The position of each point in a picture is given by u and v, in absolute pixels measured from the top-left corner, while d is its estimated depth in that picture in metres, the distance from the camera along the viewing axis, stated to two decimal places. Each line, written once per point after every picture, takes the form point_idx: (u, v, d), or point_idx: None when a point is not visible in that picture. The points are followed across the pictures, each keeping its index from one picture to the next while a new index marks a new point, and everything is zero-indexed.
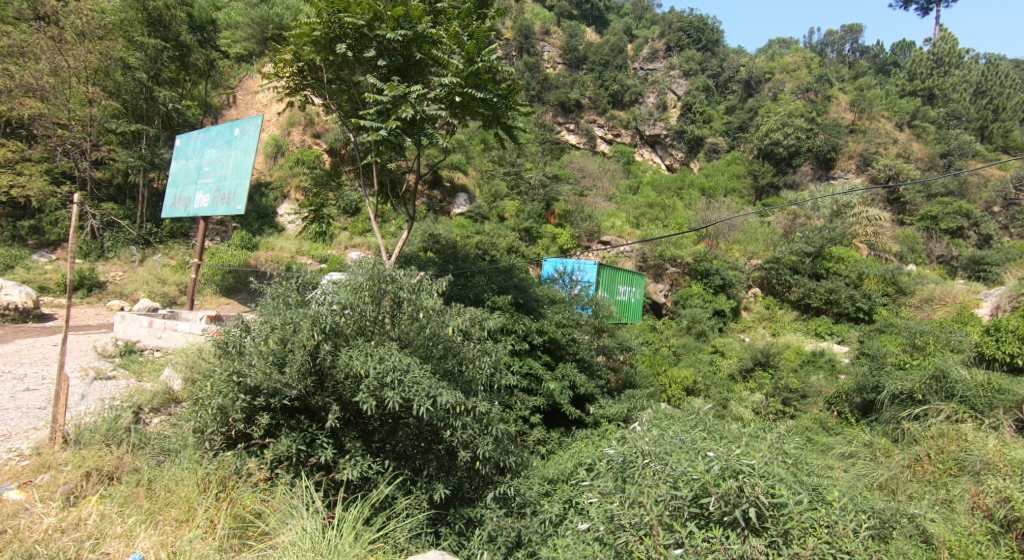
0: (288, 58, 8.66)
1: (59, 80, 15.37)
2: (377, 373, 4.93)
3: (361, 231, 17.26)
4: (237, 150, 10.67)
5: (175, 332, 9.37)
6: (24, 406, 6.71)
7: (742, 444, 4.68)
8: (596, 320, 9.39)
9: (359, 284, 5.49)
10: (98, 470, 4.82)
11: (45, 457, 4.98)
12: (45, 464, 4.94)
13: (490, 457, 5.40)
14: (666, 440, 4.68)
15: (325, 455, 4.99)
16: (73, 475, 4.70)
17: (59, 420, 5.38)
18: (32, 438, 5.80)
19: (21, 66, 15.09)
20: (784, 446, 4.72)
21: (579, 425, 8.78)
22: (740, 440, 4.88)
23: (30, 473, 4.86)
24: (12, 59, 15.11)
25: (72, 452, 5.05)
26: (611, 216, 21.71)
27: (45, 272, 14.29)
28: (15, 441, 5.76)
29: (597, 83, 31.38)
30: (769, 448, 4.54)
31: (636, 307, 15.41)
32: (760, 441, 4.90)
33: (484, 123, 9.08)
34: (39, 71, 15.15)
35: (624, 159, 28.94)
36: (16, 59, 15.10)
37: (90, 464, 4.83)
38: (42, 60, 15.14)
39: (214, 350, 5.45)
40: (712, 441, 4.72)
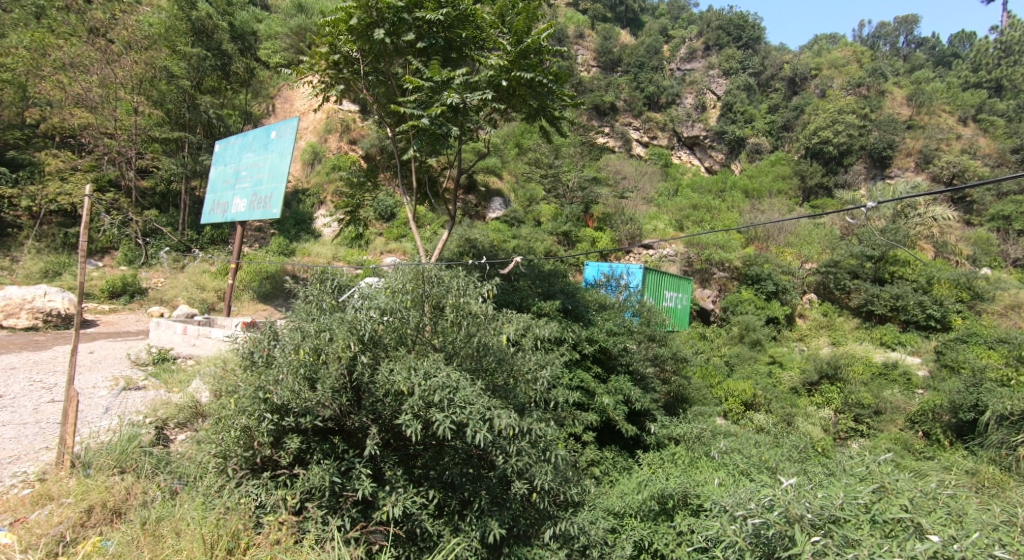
0: (323, 51, 8.12)
1: (107, 92, 15.47)
2: (422, 392, 4.46)
3: (395, 236, 16.83)
4: (273, 153, 10.29)
5: (208, 339, 9.09)
6: (43, 422, 6.54)
7: (886, 487, 4.10)
8: (646, 327, 8.92)
9: (401, 284, 5.04)
10: (103, 504, 4.55)
11: (47, 487, 4.73)
12: (45, 496, 4.67)
13: (548, 488, 4.84)
14: (807, 491, 3.96)
15: (363, 488, 4.50)
16: (74, 510, 4.42)
17: (66, 442, 5.18)
18: (39, 461, 5.61)
19: (71, 78, 15.22)
20: (936, 492, 4.11)
21: (634, 444, 8.08)
22: (868, 478, 4.33)
23: (28, 507, 4.59)
24: (64, 71, 15.29)
25: (77, 481, 4.80)
26: (652, 218, 20.90)
27: (91, 279, 14.27)
28: (20, 465, 5.54)
29: (633, 85, 30.48)
30: (940, 509, 3.87)
31: (683, 314, 14.50)
32: (888, 473, 4.37)
33: (528, 116, 8.39)
34: (89, 83, 15.27)
35: (662, 161, 28.03)
36: (67, 71, 15.29)
37: (93, 498, 4.54)
38: (92, 72, 15.34)
39: (241, 362, 5.06)
40: (845, 486, 4.13)
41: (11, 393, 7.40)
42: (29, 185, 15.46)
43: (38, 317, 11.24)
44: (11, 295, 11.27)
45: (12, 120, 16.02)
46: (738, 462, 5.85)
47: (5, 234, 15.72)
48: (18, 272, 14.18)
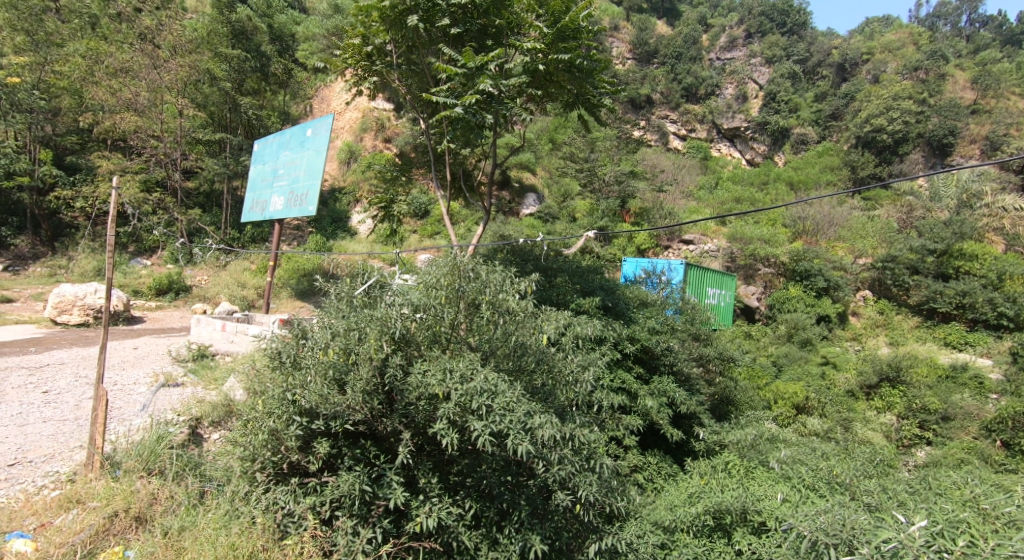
0: (356, 42, 8.02)
1: (155, 96, 15.53)
2: (460, 397, 4.28)
3: (430, 233, 16.69)
4: (310, 150, 10.18)
5: (246, 335, 8.98)
6: (81, 419, 6.53)
7: None
8: (690, 325, 8.54)
9: (435, 279, 4.76)
10: (126, 509, 4.60)
11: (75, 489, 4.81)
12: (72, 499, 4.76)
13: (594, 501, 4.61)
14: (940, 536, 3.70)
15: (397, 498, 4.33)
16: (97, 517, 4.50)
17: (96, 442, 5.08)
18: (72, 460, 5.59)
19: (122, 84, 15.47)
20: None
21: (677, 450, 7.75)
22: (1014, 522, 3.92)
23: (53, 511, 4.68)
24: (114, 77, 15.70)
25: (105, 483, 4.85)
26: (693, 212, 20.22)
27: (140, 276, 14.59)
28: (53, 464, 5.52)
29: (670, 77, 29.79)
30: None
31: (726, 311, 13.91)
32: None
33: (566, 105, 8.10)
34: (138, 88, 15.44)
35: (701, 154, 27.21)
36: (117, 76, 15.59)
37: (118, 503, 4.60)
38: (142, 77, 15.46)
39: (269, 362, 4.89)
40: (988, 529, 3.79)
41: (55, 389, 7.45)
42: (83, 186, 16.01)
43: (88, 314, 11.42)
44: (64, 291, 11.41)
45: (69, 125, 16.46)
46: (801, 475, 5.52)
47: (66, 234, 16.65)
48: (73, 271, 14.77)
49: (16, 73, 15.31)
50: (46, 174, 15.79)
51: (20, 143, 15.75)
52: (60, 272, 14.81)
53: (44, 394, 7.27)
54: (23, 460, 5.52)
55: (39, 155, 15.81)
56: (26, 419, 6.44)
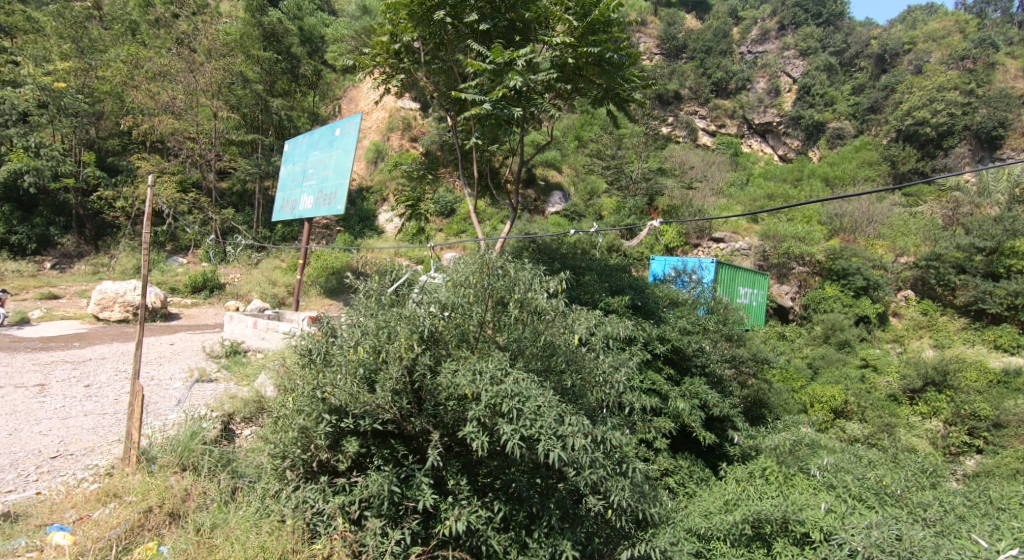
0: (384, 40, 8.05)
1: (189, 99, 16.09)
2: (490, 399, 4.25)
3: (456, 232, 16.68)
4: (339, 150, 10.22)
5: (277, 333, 8.99)
6: (121, 413, 6.72)
7: None
8: (723, 326, 8.32)
9: (462, 278, 4.79)
10: (160, 505, 4.63)
11: (112, 482, 4.88)
12: (110, 492, 4.83)
13: (625, 506, 4.52)
14: None
15: (425, 500, 4.33)
16: (133, 512, 4.51)
17: (132, 436, 5.16)
18: (110, 453, 5.72)
19: (160, 87, 16.17)
20: None
21: (708, 453, 7.60)
22: None
23: (92, 504, 4.73)
24: (152, 81, 16.26)
25: (141, 478, 4.92)
26: (724, 209, 19.79)
27: (177, 274, 14.88)
28: (92, 457, 5.67)
29: (699, 72, 29.50)
30: None
31: (759, 311, 13.59)
32: None
33: (595, 100, 8.04)
34: (174, 92, 16.05)
35: (731, 150, 26.70)
36: (155, 80, 16.22)
37: (152, 499, 4.63)
38: (178, 81, 16.04)
39: (299, 359, 4.92)
40: None
41: (96, 384, 7.69)
42: (124, 186, 16.51)
43: (128, 310, 11.64)
44: (106, 289, 11.66)
45: (111, 129, 17.02)
46: (847, 484, 5.29)
47: (108, 234, 17.21)
48: (114, 269, 15.28)
49: (61, 79, 15.83)
50: (90, 176, 16.28)
51: (65, 146, 16.24)
52: (102, 270, 15.32)
53: (86, 388, 7.51)
54: (64, 452, 5.71)
55: (83, 158, 16.34)
56: (69, 412, 6.69)
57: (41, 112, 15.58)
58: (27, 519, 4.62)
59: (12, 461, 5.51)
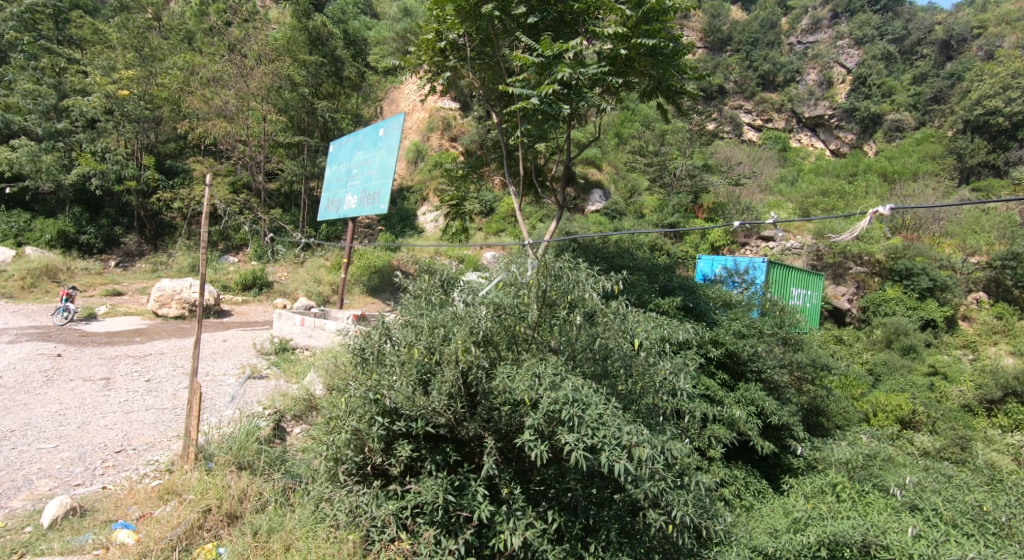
0: (430, 38, 7.98)
1: (241, 103, 16.42)
2: (549, 407, 4.21)
3: (495, 231, 16.57)
4: (382, 150, 10.22)
5: (324, 330, 9.02)
6: (179, 408, 6.86)
7: None
8: (780, 329, 7.95)
9: (519, 279, 4.88)
10: (219, 506, 4.69)
11: (172, 481, 4.95)
12: (170, 490, 4.90)
13: (687, 523, 4.45)
14: None
15: (481, 511, 4.30)
16: (192, 511, 4.58)
17: (190, 435, 5.23)
18: (169, 450, 5.82)
19: (213, 92, 16.66)
20: None
21: (761, 462, 7.38)
22: None
23: (154, 502, 4.82)
24: (207, 87, 16.80)
25: (200, 475, 4.98)
26: (774, 206, 19.04)
27: (228, 272, 15.23)
28: (153, 453, 5.79)
29: (745, 65, 28.80)
30: None
31: (813, 313, 13.06)
32: None
33: (643, 93, 7.90)
34: (227, 96, 16.47)
35: (779, 145, 25.84)
36: (210, 86, 16.76)
37: (211, 499, 4.70)
38: (230, 86, 16.47)
39: (351, 358, 4.95)
40: None
41: (156, 378, 7.89)
42: (181, 188, 17.13)
43: (183, 307, 11.93)
44: (164, 286, 12.00)
45: (169, 133, 17.60)
46: (934, 507, 5.45)
47: (166, 234, 17.91)
48: (172, 267, 15.83)
49: (125, 86, 16.39)
50: (150, 178, 16.93)
51: (127, 150, 16.88)
52: (161, 268, 15.91)
53: (147, 383, 7.70)
54: (127, 448, 5.85)
55: (144, 161, 17.02)
56: (131, 406, 6.86)
57: (107, 119, 16.31)
58: (94, 515, 4.75)
59: (79, 455, 5.68)
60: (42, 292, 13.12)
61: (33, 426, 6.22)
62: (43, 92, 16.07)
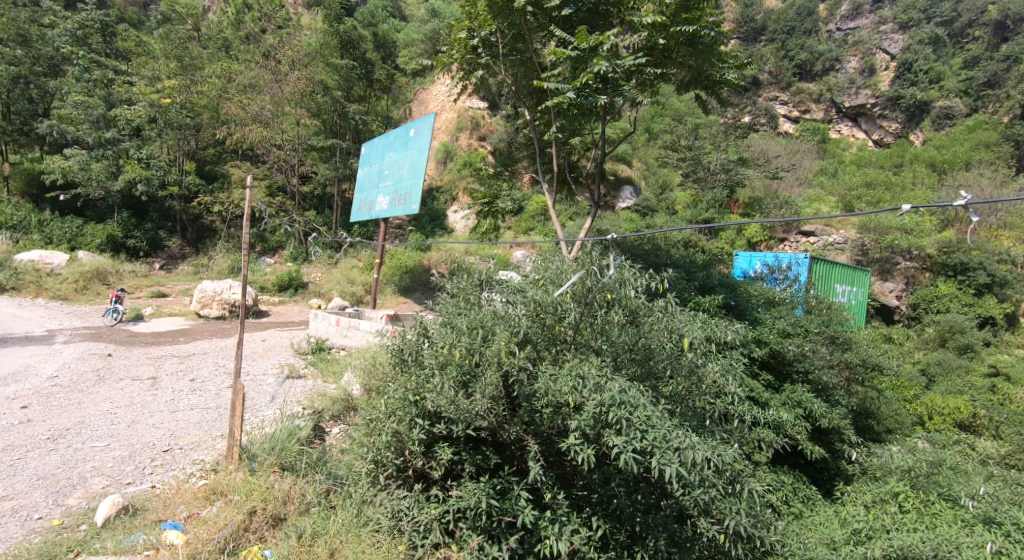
0: (462, 36, 7.88)
1: (277, 108, 16.65)
2: (596, 410, 4.13)
3: (524, 230, 16.45)
4: (413, 150, 10.15)
5: (359, 331, 9.06)
6: (223, 407, 6.90)
7: None
8: (826, 328, 7.58)
9: (557, 274, 4.78)
10: (264, 508, 4.68)
11: (218, 481, 4.95)
12: (216, 491, 4.90)
13: (740, 532, 4.34)
14: None
15: (525, 516, 4.26)
16: (238, 513, 4.57)
17: (234, 435, 5.23)
18: (215, 449, 5.83)
19: (249, 98, 16.65)
20: None
21: (808, 467, 7.15)
22: None
23: (201, 502, 4.81)
24: (243, 93, 16.86)
25: (244, 476, 4.98)
26: (815, 199, 18.41)
27: (265, 273, 15.44)
28: (199, 452, 5.80)
29: (780, 54, 28.13)
30: None
31: (859, 310, 12.56)
32: None
33: (679, 86, 7.80)
34: (262, 102, 16.56)
35: (818, 136, 25.09)
36: (246, 92, 16.83)
37: (256, 500, 4.69)
38: (265, 92, 16.61)
39: (391, 360, 4.96)
40: None
41: (200, 378, 7.98)
42: (220, 192, 17.46)
43: (223, 307, 12.06)
44: (205, 287, 12.19)
45: (209, 139, 17.90)
46: (1011, 521, 5.42)
47: (207, 236, 18.38)
48: (212, 268, 16.13)
49: (168, 95, 16.94)
50: (191, 184, 17.30)
51: (169, 155, 17.32)
52: (202, 270, 16.21)
53: (192, 382, 7.79)
54: (174, 447, 5.89)
55: (185, 167, 17.43)
56: (177, 405, 6.92)
57: (152, 127, 16.76)
58: (145, 514, 4.77)
59: (130, 454, 5.74)
60: (92, 295, 13.55)
61: (86, 424, 6.34)
62: (93, 103, 16.40)
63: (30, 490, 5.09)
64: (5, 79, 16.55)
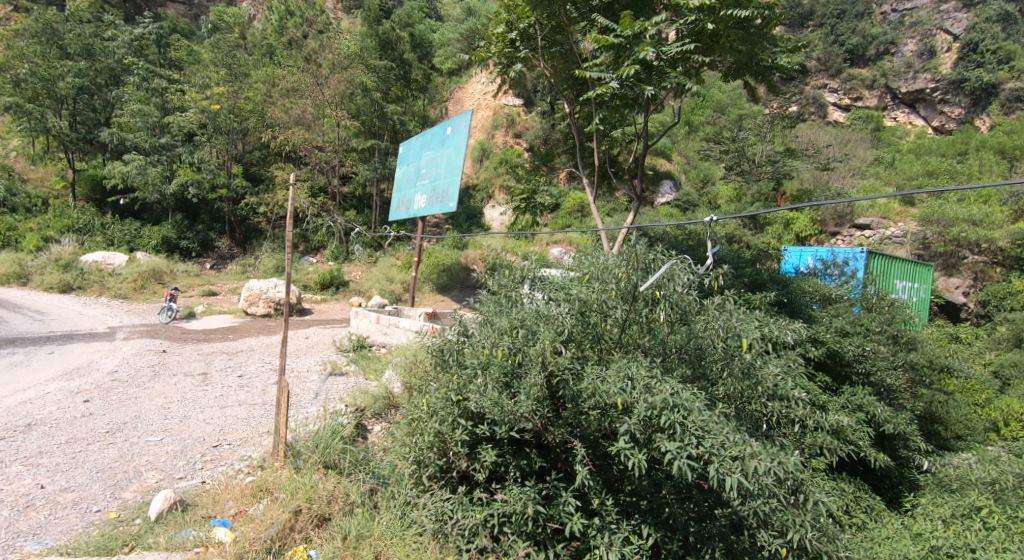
0: (500, 30, 7.63)
1: (318, 112, 16.61)
2: (648, 412, 3.84)
3: (561, 226, 16.10)
4: (450, 148, 9.94)
5: (398, 328, 8.89)
6: (269, 403, 6.83)
7: None
8: (889, 326, 7.06)
9: (602, 270, 4.44)
10: (309, 508, 4.50)
11: (263, 478, 4.82)
12: (262, 488, 4.77)
13: (803, 546, 4.02)
14: None
15: (573, 524, 4.03)
16: (283, 512, 4.40)
17: (281, 431, 5.11)
18: (262, 446, 5.72)
19: (292, 102, 16.75)
20: None
21: (873, 477, 6.60)
22: None
23: (247, 499, 4.70)
24: (288, 97, 16.92)
25: (290, 474, 4.84)
26: (870, 191, 17.53)
27: (308, 272, 15.52)
28: (246, 449, 5.70)
29: (829, 40, 27.23)
30: None
31: (922, 307, 11.81)
32: None
33: (726, 74, 7.44)
34: (304, 106, 16.59)
35: (872, 124, 24.00)
36: (290, 96, 16.85)
37: (301, 500, 4.51)
38: (307, 96, 16.54)
39: (432, 358, 4.75)
40: None
41: (248, 374, 7.96)
42: (266, 193, 17.63)
43: (268, 305, 12.12)
44: (252, 285, 12.27)
45: (255, 143, 18.06)
46: None
47: (254, 237, 18.69)
48: (259, 268, 16.35)
49: (216, 101, 17.00)
50: (239, 186, 17.51)
51: (218, 160, 17.44)
52: (249, 269, 16.45)
53: (240, 378, 7.77)
54: (222, 443, 5.80)
55: (233, 170, 17.52)
56: (226, 401, 6.89)
57: (202, 132, 17.11)
58: (195, 510, 4.66)
59: (182, 448, 5.68)
60: (150, 293, 13.82)
61: (142, 418, 6.32)
62: (148, 110, 17.03)
63: (90, 482, 5.06)
64: (70, 90, 17.05)
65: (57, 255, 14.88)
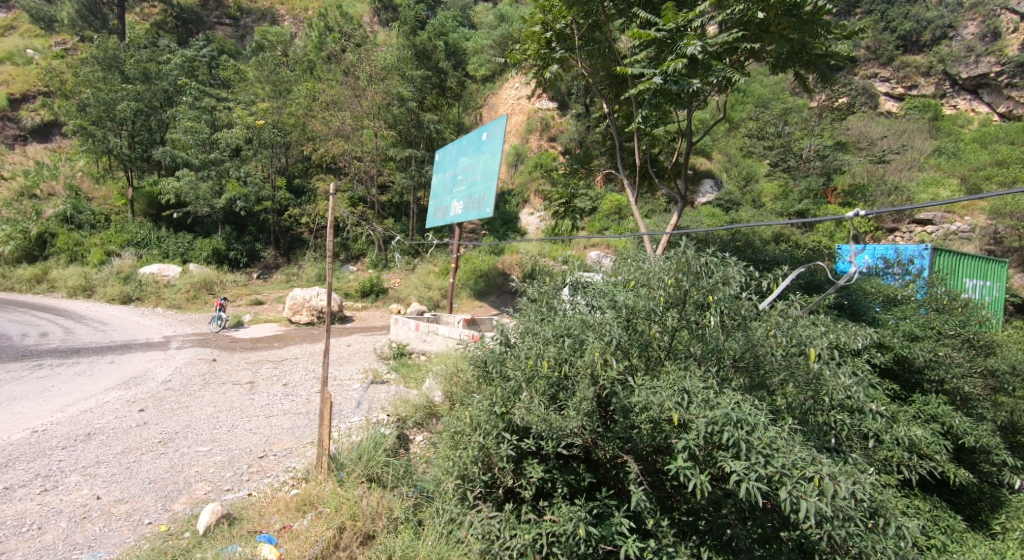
0: (535, 30, 7.37)
1: (356, 122, 16.68)
2: (709, 428, 3.52)
3: (598, 230, 15.70)
4: (485, 153, 9.70)
5: (439, 336, 8.67)
6: (313, 413, 6.68)
7: None
8: (963, 330, 6.43)
9: (648, 274, 4.02)
10: (354, 524, 4.24)
11: (308, 491, 4.59)
12: (307, 501, 4.54)
13: None
14: None
15: (630, 547, 3.72)
16: (327, 529, 4.17)
17: (324, 443, 4.91)
18: (306, 457, 5.56)
19: (332, 114, 16.88)
20: None
21: (958, 495, 5.99)
22: None
23: (292, 513, 4.48)
24: (328, 110, 17.00)
25: (334, 488, 4.61)
26: (931, 183, 16.53)
27: (349, 281, 15.54)
28: (290, 460, 5.54)
29: (880, 27, 26.02)
30: None
31: (996, 306, 10.94)
32: None
33: (776, 65, 6.99)
34: (342, 118, 16.70)
35: (929, 113, 22.76)
36: (330, 109, 16.94)
37: (345, 515, 4.27)
38: (346, 107, 16.76)
39: (476, 369, 4.52)
40: None
41: (292, 382, 7.85)
42: (308, 205, 17.85)
43: (310, 313, 12.10)
44: (296, 294, 12.29)
45: (299, 156, 18.25)
46: None
47: (299, 247, 18.86)
48: (302, 278, 16.48)
49: (261, 117, 17.31)
50: (283, 198, 17.76)
51: (264, 173, 17.69)
52: (293, 279, 16.59)
53: (286, 386, 7.68)
54: (268, 453, 5.66)
55: (277, 182, 17.77)
56: (271, 410, 6.78)
57: (248, 147, 17.41)
58: (241, 524, 4.47)
59: (229, 459, 5.55)
60: (202, 303, 14.06)
61: (192, 428, 6.25)
62: (199, 127, 17.25)
63: (142, 494, 4.96)
64: (127, 113, 17.55)
65: (118, 268, 15.33)
